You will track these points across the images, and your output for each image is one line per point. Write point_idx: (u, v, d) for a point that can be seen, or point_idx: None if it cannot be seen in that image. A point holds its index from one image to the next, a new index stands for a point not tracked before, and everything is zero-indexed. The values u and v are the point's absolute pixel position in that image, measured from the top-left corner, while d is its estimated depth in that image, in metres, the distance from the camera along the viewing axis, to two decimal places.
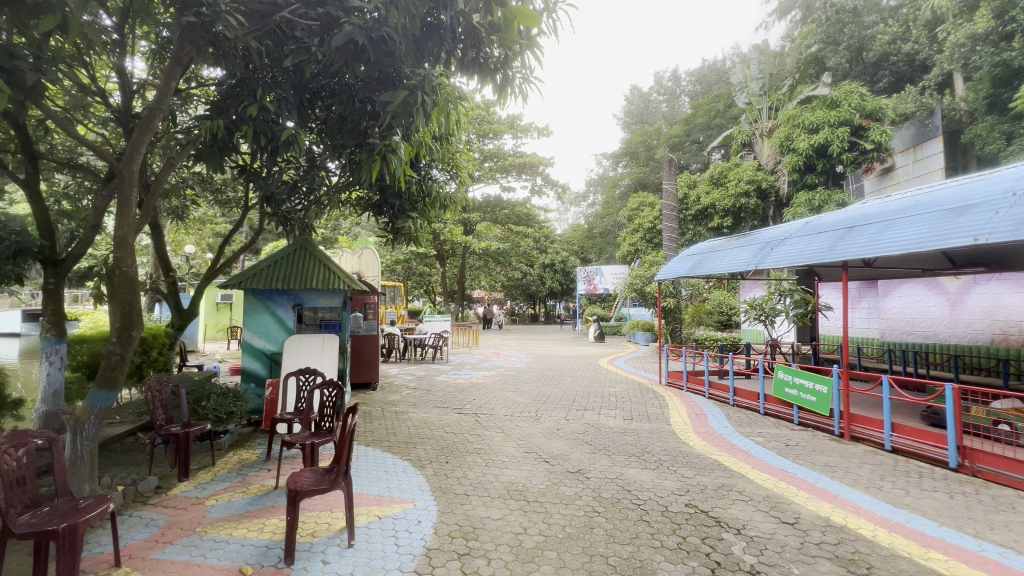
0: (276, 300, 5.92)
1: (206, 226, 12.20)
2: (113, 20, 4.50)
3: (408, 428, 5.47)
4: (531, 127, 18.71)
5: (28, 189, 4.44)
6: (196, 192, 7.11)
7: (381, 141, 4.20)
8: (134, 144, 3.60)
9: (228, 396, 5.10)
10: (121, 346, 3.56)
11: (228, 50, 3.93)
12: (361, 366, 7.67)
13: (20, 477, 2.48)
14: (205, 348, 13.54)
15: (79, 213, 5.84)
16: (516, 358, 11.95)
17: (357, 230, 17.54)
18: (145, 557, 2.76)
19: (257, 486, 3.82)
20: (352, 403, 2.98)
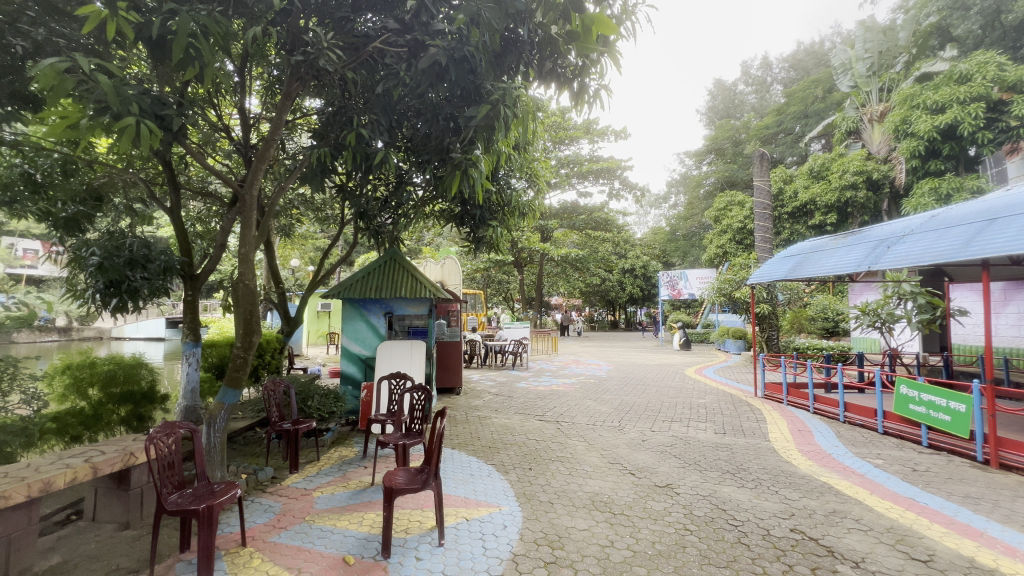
0: (370, 308, 6.35)
1: (309, 242, 13.46)
2: (235, 65, 5.16)
3: (492, 434, 5.58)
4: (608, 130, 18.45)
5: (173, 216, 5.21)
6: (301, 211, 7.88)
7: (463, 155, 4.36)
8: (253, 173, 4.10)
9: (329, 396, 5.57)
10: (244, 350, 4.05)
11: (328, 82, 4.32)
12: (446, 371, 7.97)
13: (170, 461, 2.90)
14: (308, 352, 14.93)
15: (209, 234, 6.74)
16: (596, 366, 11.74)
17: (440, 241, 18.41)
18: (265, 539, 3.08)
19: (356, 481, 4.12)
20: (441, 407, 3.11)
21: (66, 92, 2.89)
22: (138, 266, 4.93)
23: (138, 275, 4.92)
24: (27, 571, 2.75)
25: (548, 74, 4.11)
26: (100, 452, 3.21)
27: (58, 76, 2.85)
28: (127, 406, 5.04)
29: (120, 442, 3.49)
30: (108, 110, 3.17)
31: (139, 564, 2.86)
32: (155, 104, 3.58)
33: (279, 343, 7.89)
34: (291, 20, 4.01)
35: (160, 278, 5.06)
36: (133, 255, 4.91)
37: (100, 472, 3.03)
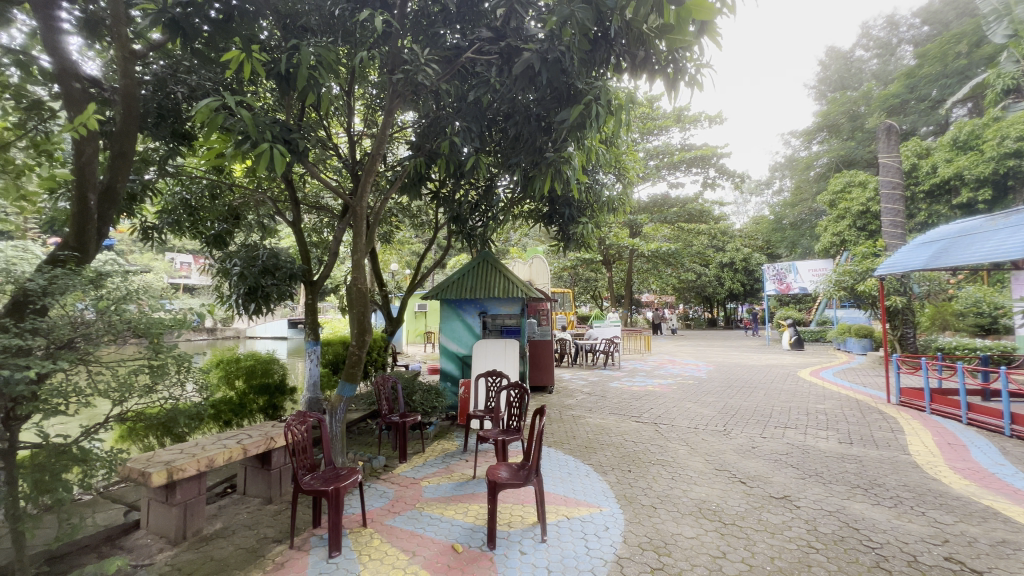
0: (466, 308, 6.62)
1: (406, 247, 14.34)
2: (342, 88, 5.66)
3: (587, 433, 5.53)
4: (700, 116, 17.38)
5: (294, 228, 5.87)
6: (399, 218, 8.44)
7: (554, 154, 4.38)
8: (363, 185, 4.48)
9: (431, 392, 5.91)
10: (359, 347, 4.46)
11: (425, 95, 4.56)
12: (538, 370, 8.04)
13: (302, 446, 3.28)
14: (408, 350, 15.96)
15: (323, 243, 7.47)
16: (694, 366, 11.09)
17: (527, 241, 18.66)
18: (382, 522, 3.36)
19: (459, 474, 4.33)
20: (540, 406, 3.16)
21: (218, 127, 3.40)
22: (269, 273, 5.63)
23: (270, 281, 5.62)
24: (199, 532, 3.26)
25: (640, 65, 3.99)
26: (248, 436, 3.72)
27: (212, 114, 3.35)
28: (263, 397, 5.76)
29: (262, 427, 4.02)
30: (248, 138, 3.67)
31: (281, 535, 3.26)
32: (283, 130, 4.06)
33: (384, 342, 8.52)
34: (391, 41, 4.30)
35: (286, 284, 5.72)
36: (265, 264, 5.62)
37: (249, 452, 3.51)
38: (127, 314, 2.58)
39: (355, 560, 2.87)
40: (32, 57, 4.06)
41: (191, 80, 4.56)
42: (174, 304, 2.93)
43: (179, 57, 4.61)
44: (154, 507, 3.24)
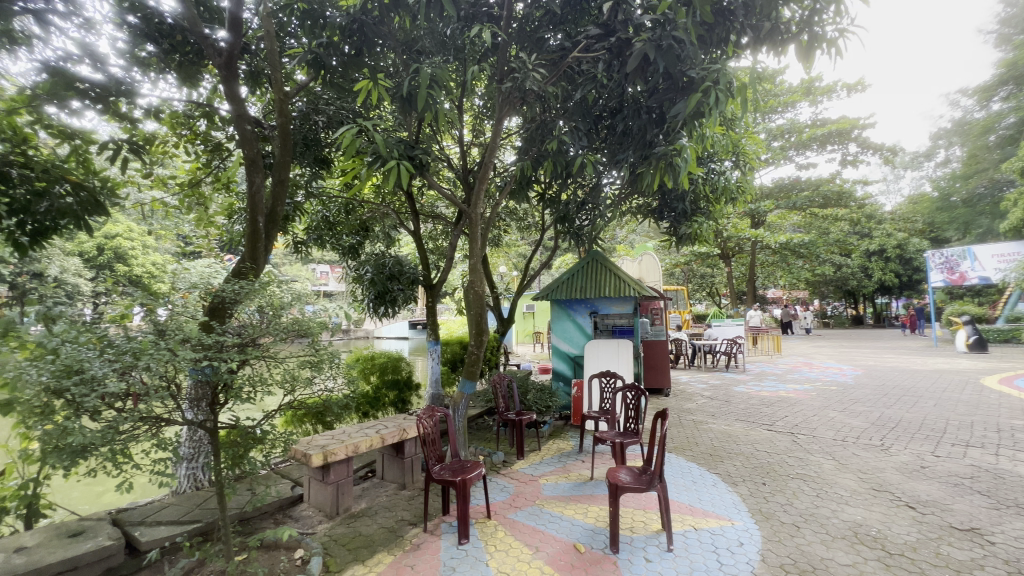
0: (576, 309, 6.60)
1: (513, 250, 14.74)
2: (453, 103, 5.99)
3: (711, 440, 5.17)
4: (835, 85, 15.23)
5: (415, 237, 6.37)
6: (507, 222, 8.70)
7: (668, 145, 4.16)
8: (477, 192, 4.71)
9: (545, 391, 6.00)
10: (477, 347, 4.69)
11: (533, 100, 4.64)
12: (653, 371, 7.71)
13: (432, 438, 3.55)
14: (518, 350, 16.36)
15: (439, 250, 7.99)
16: (837, 370, 9.73)
17: (634, 237, 18.03)
18: (506, 515, 3.50)
19: (576, 474, 4.33)
20: (662, 409, 3.03)
21: (354, 151, 3.83)
22: (395, 279, 6.18)
23: (396, 286, 6.18)
24: (349, 509, 3.69)
25: (765, 37, 3.65)
26: (385, 427, 4.12)
27: (351, 139, 3.78)
28: (394, 391, 6.34)
29: (396, 419, 4.42)
30: (378, 157, 4.07)
31: (416, 518, 3.56)
32: (406, 148, 4.43)
33: (496, 342, 8.84)
34: (500, 52, 4.43)
35: (410, 288, 6.23)
36: (392, 271, 6.19)
37: (386, 441, 3.89)
38: (287, 317, 3.01)
39: (482, 549, 3.02)
40: (215, 108, 4.95)
41: (329, 111, 5.18)
42: (316, 307, 3.22)
43: (319, 93, 5.25)
44: (314, 484, 3.75)
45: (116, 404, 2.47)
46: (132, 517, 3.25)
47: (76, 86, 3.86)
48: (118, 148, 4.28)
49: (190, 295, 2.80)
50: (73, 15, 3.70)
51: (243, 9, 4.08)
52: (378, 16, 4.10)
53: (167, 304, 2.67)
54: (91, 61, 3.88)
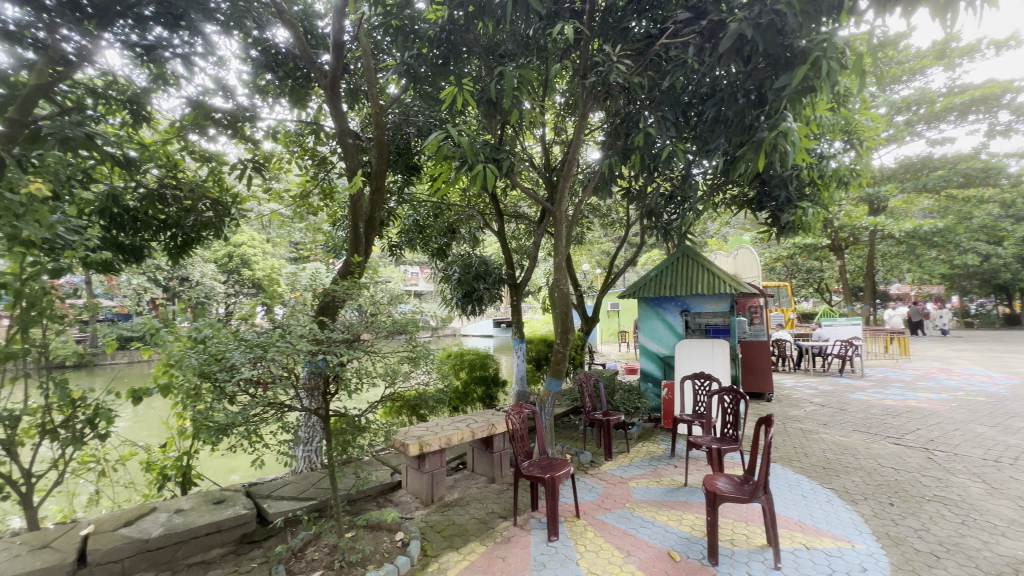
0: (665, 307, 6.32)
1: (596, 248, 14.48)
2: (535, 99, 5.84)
3: (824, 452, 4.67)
4: (978, 43, 13.00)
5: (500, 237, 6.51)
6: (591, 219, 8.57)
7: (768, 129, 3.84)
8: (561, 191, 4.70)
9: (633, 392, 5.83)
10: (563, 345, 4.69)
11: (618, 93, 4.52)
12: (752, 374, 7.16)
13: (520, 434, 3.61)
14: (602, 350, 16.05)
15: (522, 249, 8.09)
16: (985, 379, 8.29)
17: (728, 231, 16.84)
18: (595, 515, 3.45)
19: (668, 479, 4.15)
20: (767, 414, 2.80)
21: (444, 157, 4.00)
22: (482, 278, 6.38)
23: (482, 285, 6.37)
24: (443, 498, 3.88)
25: None
26: (475, 421, 4.27)
27: (441, 145, 3.96)
28: (481, 388, 6.54)
29: (485, 414, 4.56)
30: (465, 161, 4.21)
31: (505, 512, 3.65)
32: (492, 151, 4.54)
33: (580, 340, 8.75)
34: (583, 47, 4.37)
35: (495, 287, 6.38)
36: (478, 271, 6.39)
37: (476, 435, 4.02)
38: (386, 315, 3.23)
39: (572, 548, 3.01)
40: (321, 125, 5.46)
41: (419, 120, 5.47)
42: (408, 306, 3.32)
43: (410, 104, 5.56)
44: (411, 472, 3.99)
45: (250, 391, 2.84)
46: (261, 490, 3.69)
47: (212, 116, 4.47)
48: (244, 166, 4.90)
49: (301, 294, 3.09)
50: (209, 55, 4.30)
51: (344, 33, 4.45)
52: (463, 24, 4.26)
53: (283, 304, 3.00)
54: (222, 93, 4.47)
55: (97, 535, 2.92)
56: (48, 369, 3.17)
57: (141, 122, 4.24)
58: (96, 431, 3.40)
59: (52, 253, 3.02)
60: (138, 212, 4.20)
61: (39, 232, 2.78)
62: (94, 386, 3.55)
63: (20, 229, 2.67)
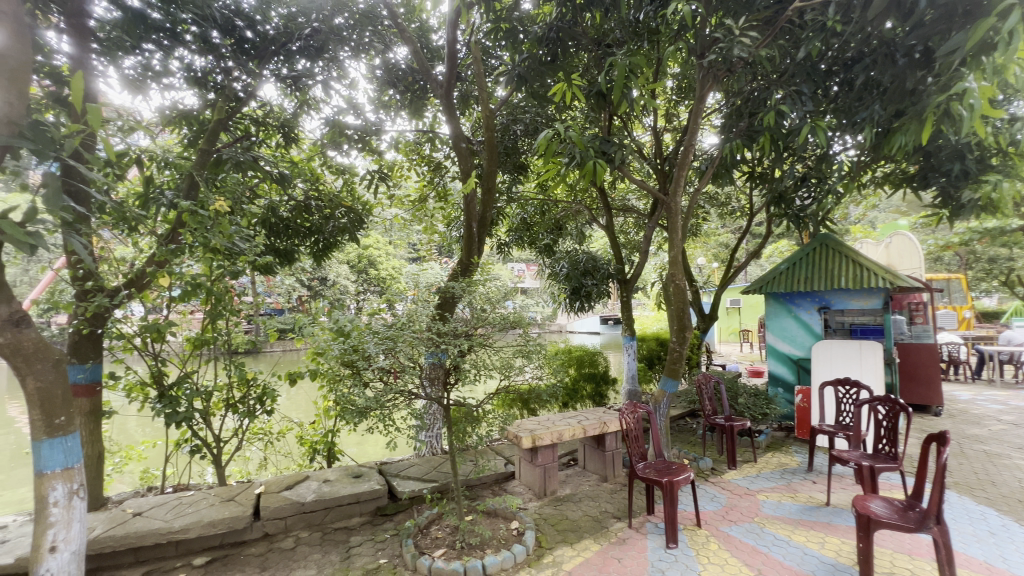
0: (799, 303, 5.65)
1: (712, 239, 13.44)
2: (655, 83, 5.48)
3: (1019, 481, 3.81)
4: None
5: (608, 232, 6.36)
6: (707, 209, 7.96)
7: (938, 93, 3.22)
8: (676, 180, 4.43)
9: (760, 397, 5.32)
10: (679, 343, 4.44)
11: (740, 70, 4.12)
12: (915, 383, 6.13)
13: (634, 434, 3.50)
14: (720, 350, 14.90)
15: (631, 243, 7.80)
16: None
17: (876, 215, 14.51)
18: (718, 527, 3.22)
19: (805, 495, 3.72)
20: (940, 430, 2.35)
21: (553, 153, 3.98)
22: (590, 274, 6.30)
23: (590, 281, 6.29)
24: (555, 492, 3.92)
25: None
26: (586, 418, 4.22)
27: (549, 142, 3.95)
28: (591, 385, 6.47)
29: (596, 412, 4.50)
30: (574, 157, 4.16)
31: (619, 513, 3.56)
32: (601, 143, 4.43)
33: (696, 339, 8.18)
34: (699, 24, 4.07)
35: (604, 283, 6.26)
36: (586, 267, 6.31)
37: (588, 433, 3.99)
38: (500, 310, 3.33)
39: (694, 558, 2.84)
40: (436, 133, 5.82)
41: (526, 118, 5.56)
42: (513, 303, 3.36)
43: (518, 103, 5.65)
44: (524, 464, 4.10)
45: (383, 378, 3.13)
46: (391, 468, 4.06)
47: (345, 133, 5.04)
48: (371, 176, 5.42)
49: (418, 291, 3.30)
50: (343, 79, 4.84)
51: (457, 43, 4.68)
52: (571, 18, 4.21)
53: (403, 300, 3.27)
54: (353, 111, 4.99)
55: (268, 494, 3.47)
56: (230, 354, 3.84)
57: (291, 143, 4.93)
58: (264, 407, 4.04)
59: (232, 258, 3.65)
60: (291, 221, 4.88)
61: (222, 241, 3.37)
62: (262, 369, 4.21)
63: (209, 239, 3.29)
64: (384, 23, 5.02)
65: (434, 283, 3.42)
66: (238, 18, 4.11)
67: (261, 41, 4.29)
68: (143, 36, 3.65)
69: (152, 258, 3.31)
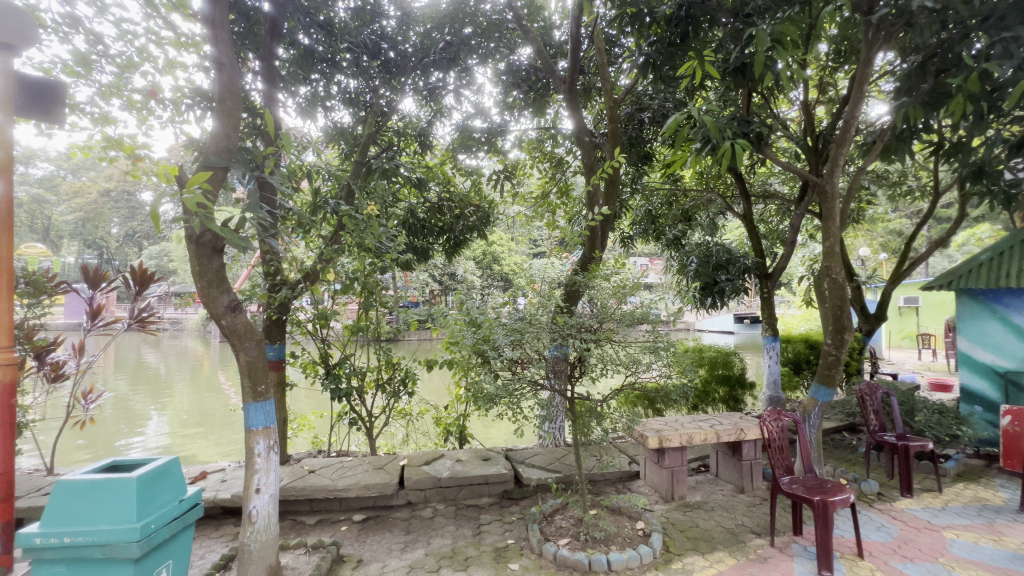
0: (1008, 303, 4.54)
1: (880, 226, 11.38)
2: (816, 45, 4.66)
3: None
4: None
5: (746, 221, 5.77)
6: (875, 190, 6.76)
7: None
8: (833, 158, 3.86)
9: (947, 414, 4.40)
10: (836, 347, 3.87)
11: (925, 19, 3.41)
12: None
13: (779, 445, 3.16)
14: (890, 356, 12.61)
15: (774, 233, 6.99)
16: None
17: None
18: (887, 561, 2.76)
19: (1015, 541, 2.99)
20: None
21: (684, 139, 3.71)
22: (723, 268, 5.79)
23: (724, 277, 5.79)
24: (683, 498, 3.73)
25: None
26: (720, 423, 3.92)
27: (680, 127, 3.69)
28: (724, 388, 5.98)
29: (731, 416, 4.15)
30: (708, 141, 3.86)
31: (759, 529, 3.26)
32: (740, 123, 4.02)
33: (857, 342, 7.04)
34: None
35: (740, 278, 5.72)
36: (720, 260, 5.82)
37: (722, 438, 3.70)
38: (626, 306, 3.26)
39: None
40: (558, 129, 5.88)
41: (653, 106, 5.31)
42: (636, 298, 3.28)
43: (643, 91, 5.42)
44: (650, 465, 3.96)
45: (513, 368, 3.26)
46: (517, 455, 4.24)
47: (473, 136, 5.37)
48: (497, 176, 5.68)
49: (538, 285, 3.37)
50: (472, 86, 5.14)
51: (580, 36, 4.66)
52: None
53: (528, 295, 3.37)
54: (480, 116, 5.27)
55: (410, 467, 3.88)
56: (379, 341, 4.35)
57: (427, 150, 5.38)
58: (406, 389, 4.51)
59: (381, 256, 4.12)
60: (427, 221, 5.33)
61: (373, 240, 3.84)
62: (404, 355, 4.69)
63: (363, 239, 3.76)
64: (509, 26, 5.21)
65: (557, 278, 3.47)
66: (383, 41, 4.66)
67: (402, 59, 4.78)
68: (311, 68, 4.36)
69: (320, 257, 3.89)
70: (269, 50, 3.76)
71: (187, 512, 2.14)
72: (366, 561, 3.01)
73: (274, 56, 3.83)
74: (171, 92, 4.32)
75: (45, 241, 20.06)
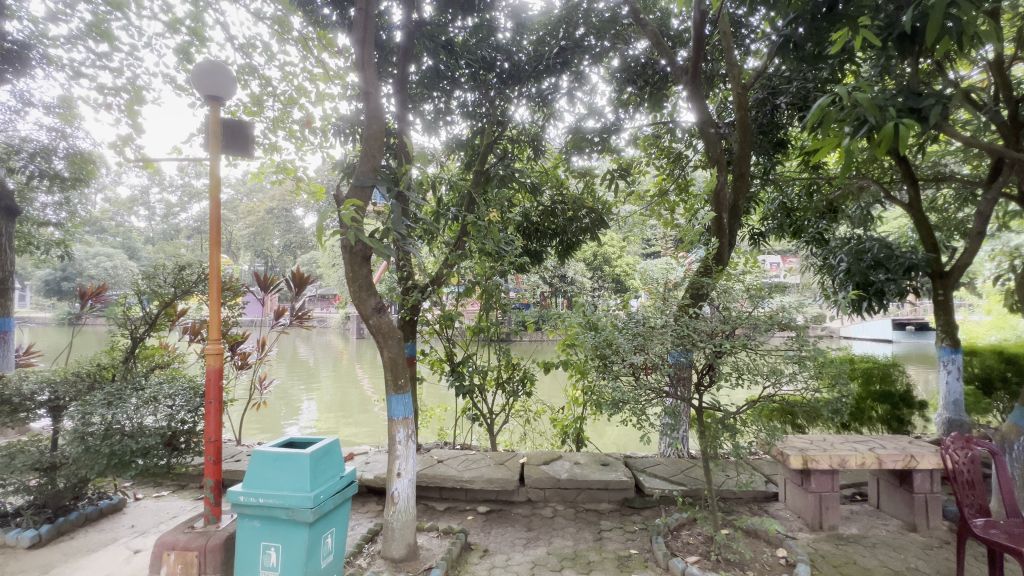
0: None
1: None
2: None
3: None
4: None
5: (912, 209, 4.88)
6: None
7: None
8: None
9: None
10: None
11: None
12: None
13: (969, 480, 2.63)
14: None
15: (951, 222, 5.83)
16: None
17: None
18: None
19: None
20: None
21: (833, 122, 3.24)
22: (882, 266, 4.95)
23: (882, 276, 4.94)
24: (835, 529, 3.28)
25: None
26: (882, 446, 3.38)
27: (828, 110, 3.22)
28: (885, 406, 5.12)
29: (898, 440, 3.54)
30: (863, 122, 3.34)
31: None
32: (906, 97, 3.42)
33: None
34: None
35: (905, 277, 4.84)
36: (877, 257, 4.94)
37: (886, 464, 3.19)
38: (763, 311, 2.97)
39: None
40: (676, 122, 5.59)
41: (792, 89, 4.76)
42: (772, 302, 2.99)
43: (776, 72, 4.89)
44: (791, 487, 3.55)
45: (635, 373, 3.16)
46: (637, 463, 4.10)
47: (587, 137, 5.35)
48: (610, 176, 5.57)
49: (654, 288, 3.24)
50: (585, 87, 5.12)
51: (702, 22, 4.37)
52: None
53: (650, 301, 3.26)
54: (593, 116, 5.23)
55: (529, 466, 3.97)
56: (498, 341, 4.54)
57: (540, 155, 5.46)
58: (524, 389, 4.64)
59: (499, 260, 4.28)
60: (540, 225, 5.40)
61: (493, 245, 4.02)
62: (522, 356, 4.82)
63: (484, 244, 3.98)
64: (624, 22, 5.11)
65: (679, 280, 3.29)
66: (498, 54, 4.81)
67: (517, 68, 4.91)
68: (435, 86, 4.71)
69: (445, 262, 4.18)
70: (402, 75, 4.12)
71: (346, 487, 2.46)
72: (492, 551, 3.16)
73: (406, 80, 4.19)
74: (322, 122, 5.02)
75: (227, 252, 24.48)
